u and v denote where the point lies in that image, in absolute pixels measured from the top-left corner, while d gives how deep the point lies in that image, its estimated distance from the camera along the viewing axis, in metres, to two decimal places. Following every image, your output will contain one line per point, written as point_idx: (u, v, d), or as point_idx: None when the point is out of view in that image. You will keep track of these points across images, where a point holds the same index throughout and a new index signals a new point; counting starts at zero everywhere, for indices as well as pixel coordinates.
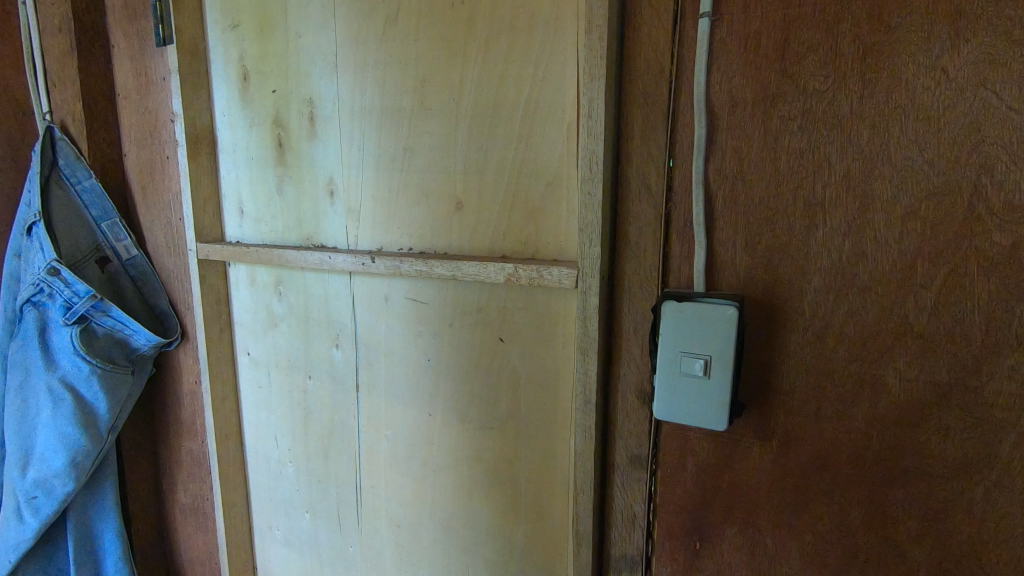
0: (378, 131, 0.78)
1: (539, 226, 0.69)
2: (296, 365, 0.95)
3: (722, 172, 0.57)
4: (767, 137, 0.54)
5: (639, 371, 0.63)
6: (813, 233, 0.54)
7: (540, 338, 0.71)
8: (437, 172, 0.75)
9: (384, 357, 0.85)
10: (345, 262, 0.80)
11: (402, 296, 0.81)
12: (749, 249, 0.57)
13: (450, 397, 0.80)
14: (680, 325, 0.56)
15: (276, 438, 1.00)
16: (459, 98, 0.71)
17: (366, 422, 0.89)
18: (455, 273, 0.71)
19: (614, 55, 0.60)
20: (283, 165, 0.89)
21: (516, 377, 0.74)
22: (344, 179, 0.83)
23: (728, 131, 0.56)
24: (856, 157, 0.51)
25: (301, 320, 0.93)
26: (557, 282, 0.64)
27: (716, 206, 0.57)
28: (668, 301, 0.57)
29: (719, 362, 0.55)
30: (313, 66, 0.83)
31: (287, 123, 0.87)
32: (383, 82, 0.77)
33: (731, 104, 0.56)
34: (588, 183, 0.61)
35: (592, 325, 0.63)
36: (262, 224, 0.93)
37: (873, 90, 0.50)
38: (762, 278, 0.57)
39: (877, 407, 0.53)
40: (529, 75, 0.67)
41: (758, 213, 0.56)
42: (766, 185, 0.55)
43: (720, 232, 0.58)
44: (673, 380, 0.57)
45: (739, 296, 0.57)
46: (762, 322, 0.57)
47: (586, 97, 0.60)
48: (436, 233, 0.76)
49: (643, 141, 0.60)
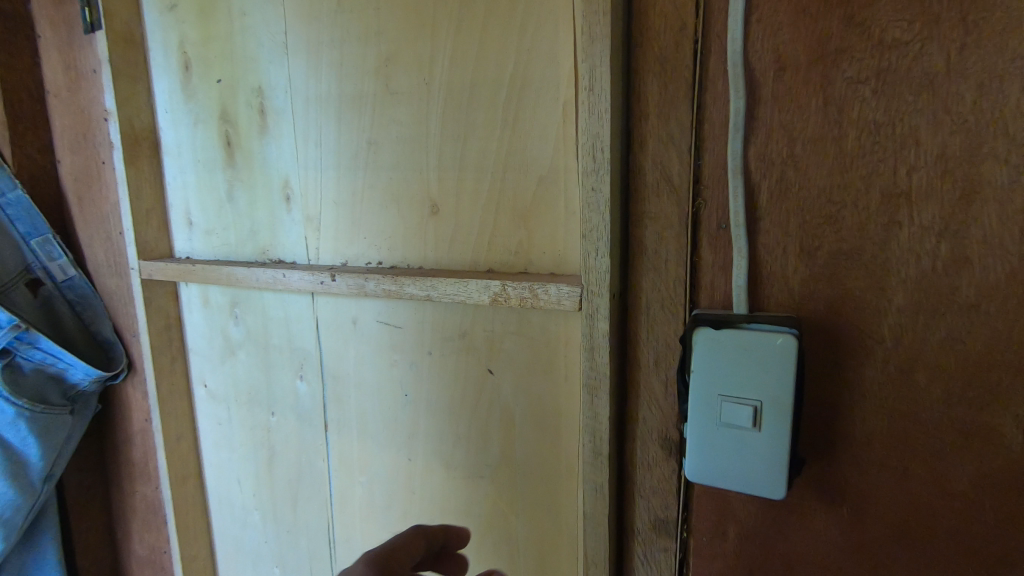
0: (336, 122, 0.65)
1: (532, 232, 0.55)
2: (257, 399, 0.82)
3: (766, 157, 0.43)
4: (828, 107, 0.41)
5: (663, 413, 0.50)
6: (894, 234, 0.40)
7: (537, 370, 0.58)
8: (407, 170, 0.61)
9: (354, 392, 0.72)
10: (302, 280, 0.66)
11: (372, 319, 0.68)
12: (806, 258, 0.43)
13: (432, 439, 0.67)
14: (718, 361, 0.42)
15: (240, 482, 0.87)
16: (430, 78, 0.58)
17: (338, 465, 0.76)
18: (429, 293, 0.57)
19: (620, 11, 0.46)
20: (233, 168, 0.76)
21: (509, 416, 0.61)
22: (300, 181, 0.70)
23: (775, 103, 0.42)
24: (956, 131, 0.38)
25: (260, 347, 0.80)
26: (556, 302, 0.51)
27: (759, 201, 0.44)
28: (700, 328, 0.43)
29: (772, 410, 0.41)
30: (260, 49, 0.70)
31: (234, 118, 0.74)
32: (340, 64, 0.63)
33: (777, 67, 0.42)
34: (591, 175, 0.47)
35: (602, 357, 0.49)
36: (213, 238, 0.80)
37: (983, 34, 0.36)
38: (824, 295, 0.43)
39: (990, 467, 0.40)
40: (513, 44, 0.53)
41: (817, 209, 0.42)
42: (827, 172, 0.42)
43: (765, 236, 0.44)
44: (712, 433, 0.43)
45: (792, 318, 0.43)
46: (825, 351, 0.43)
47: (586, 62, 0.46)
48: (409, 244, 0.63)
49: (662, 119, 0.46)
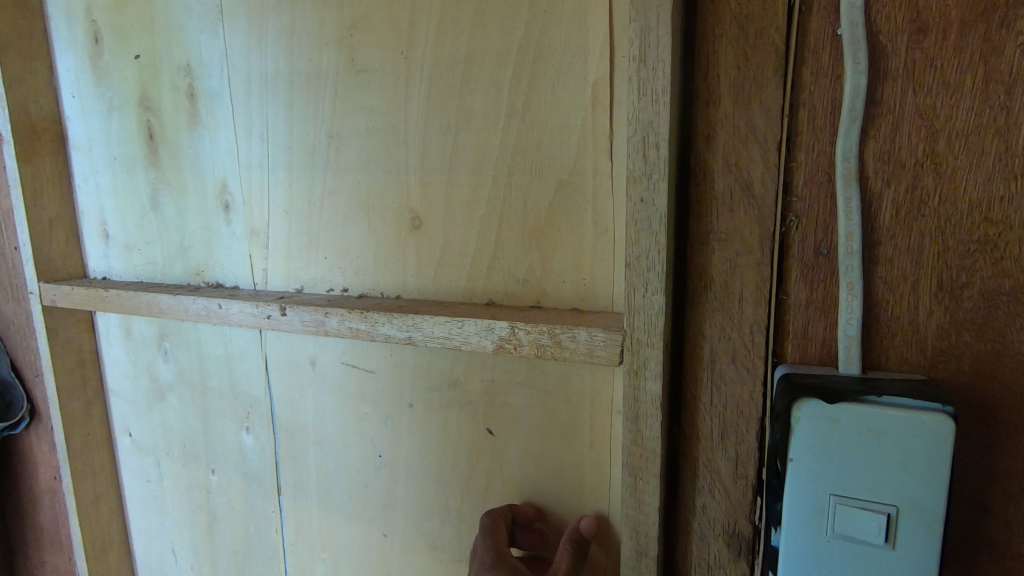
0: (286, 109, 0.50)
1: (548, 255, 0.42)
2: (193, 453, 0.66)
3: (893, 157, 0.31)
4: (990, 86, 0.29)
5: (730, 502, 0.37)
6: None
7: (553, 432, 0.45)
8: (379, 171, 0.47)
9: (313, 450, 0.57)
10: (242, 312, 0.51)
11: (336, 360, 0.53)
12: (947, 299, 0.31)
13: (414, 512, 0.53)
14: (833, 448, 0.30)
15: (174, 550, 0.72)
16: (411, 50, 0.44)
17: (294, 538, 0.61)
18: (410, 336, 0.42)
19: None
20: (157, 167, 0.60)
21: (515, 489, 0.47)
22: (241, 185, 0.54)
23: (911, 79, 0.30)
24: None
25: (195, 390, 0.64)
26: (586, 354, 0.37)
27: (880, 218, 0.31)
28: (805, 399, 0.30)
29: (915, 519, 0.29)
30: (188, 15, 0.54)
31: (157, 104, 0.59)
32: (291, 32, 0.49)
33: (915, 30, 0.29)
34: (639, 181, 0.33)
35: (651, 430, 0.36)
36: (135, 254, 0.64)
37: None
38: (971, 351, 0.31)
39: None
40: (524, 4, 0.39)
41: (967, 231, 0.30)
42: (986, 179, 0.29)
43: (887, 268, 0.32)
44: (822, 550, 0.30)
45: (926, 383, 0.31)
46: (971, 427, 0.31)
47: (636, 18, 0.32)
48: (383, 268, 0.49)
49: (739, 103, 0.33)
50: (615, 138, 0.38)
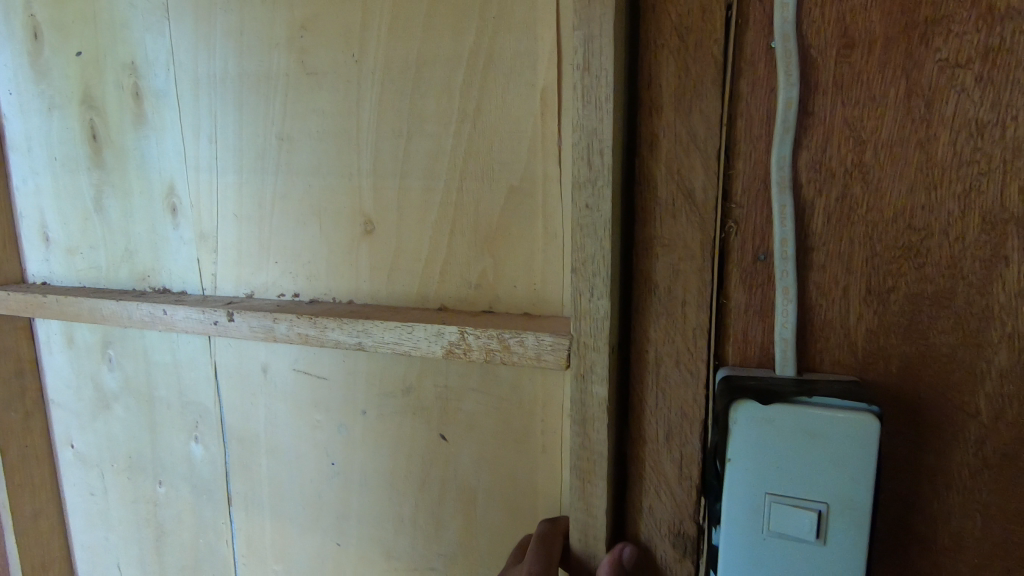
0: (235, 111, 0.49)
1: (500, 261, 0.42)
2: (140, 465, 0.64)
3: (824, 166, 0.32)
4: (912, 98, 0.30)
5: (676, 503, 0.38)
6: (999, 274, 0.30)
7: (506, 437, 0.45)
8: (330, 175, 0.46)
9: (264, 460, 0.56)
10: (188, 318, 0.50)
11: (287, 367, 0.52)
12: (875, 302, 0.32)
13: (368, 521, 0.52)
14: (769, 447, 0.30)
15: (121, 567, 0.69)
16: (360, 53, 0.43)
17: (246, 551, 0.59)
18: (360, 341, 0.42)
19: None
20: (100, 169, 0.58)
21: (469, 495, 0.47)
22: (189, 187, 0.53)
23: (840, 92, 0.31)
24: None
25: (142, 400, 0.62)
26: (535, 357, 0.37)
27: (813, 224, 0.32)
28: (742, 401, 0.31)
29: (845, 517, 0.30)
30: (133, 12, 0.53)
31: (100, 104, 0.57)
32: (239, 32, 0.48)
33: (843, 44, 0.31)
34: (586, 187, 0.33)
35: (598, 434, 0.36)
36: (77, 259, 0.62)
37: None
38: (898, 352, 0.32)
39: None
40: (473, 11, 0.39)
41: (893, 237, 0.31)
42: (909, 188, 0.31)
43: (820, 273, 0.33)
44: (759, 547, 0.31)
45: (859, 384, 0.32)
46: (900, 426, 0.32)
47: (579, 24, 0.32)
48: (335, 272, 0.48)
49: (681, 112, 0.34)
50: (564, 145, 0.38)
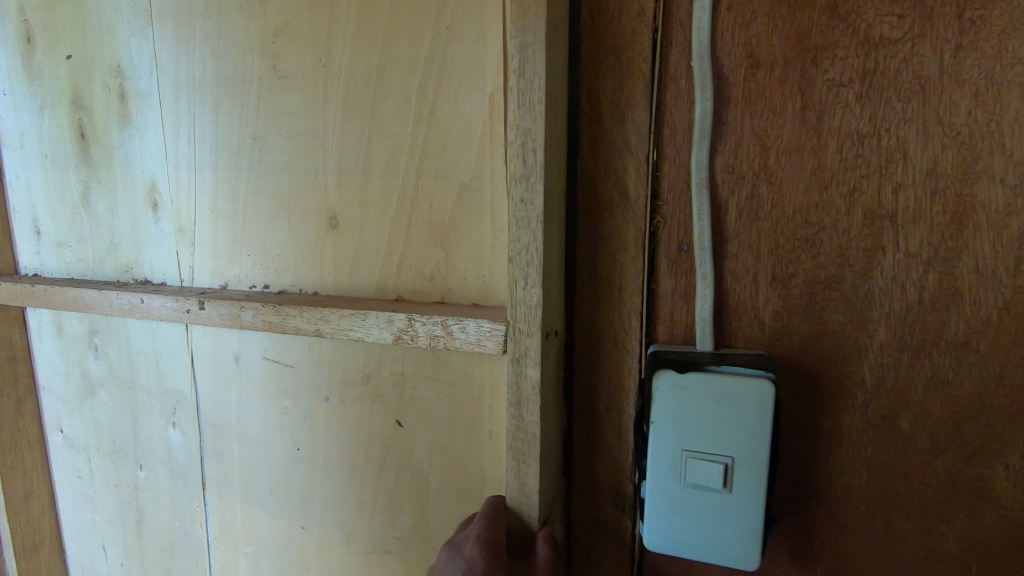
0: (214, 112, 0.53)
1: (450, 255, 0.46)
2: (123, 449, 0.68)
3: (736, 169, 0.37)
4: (807, 111, 0.35)
5: (614, 467, 0.43)
6: (878, 262, 0.35)
7: (454, 422, 0.49)
8: (300, 173, 0.50)
9: (236, 446, 0.60)
10: (164, 306, 0.54)
11: (257, 355, 0.56)
12: (779, 286, 0.37)
13: (330, 503, 0.56)
14: (685, 409, 0.35)
15: (105, 547, 0.73)
16: (328, 59, 0.48)
17: (218, 533, 0.63)
18: (319, 327, 0.46)
19: None
20: (88, 165, 0.62)
21: (422, 477, 0.52)
22: (171, 184, 0.57)
23: (748, 105, 0.36)
24: (949, 145, 0.33)
25: (125, 387, 0.66)
26: (474, 342, 0.41)
27: (727, 219, 0.38)
28: (663, 371, 0.36)
29: (747, 468, 0.35)
30: (120, 18, 0.56)
31: (89, 104, 0.60)
32: (218, 37, 0.52)
33: (750, 64, 0.36)
34: (518, 186, 0.38)
35: (531, 413, 0.40)
36: (66, 252, 0.65)
37: (978, 35, 0.32)
38: (798, 329, 0.37)
39: (982, 524, 0.35)
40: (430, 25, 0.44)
41: (793, 230, 0.36)
42: (805, 188, 0.36)
43: (734, 261, 0.38)
44: (678, 496, 0.36)
45: (766, 356, 0.37)
46: (800, 392, 0.38)
47: (516, 39, 0.36)
48: (302, 264, 0.52)
49: (617, 120, 0.39)
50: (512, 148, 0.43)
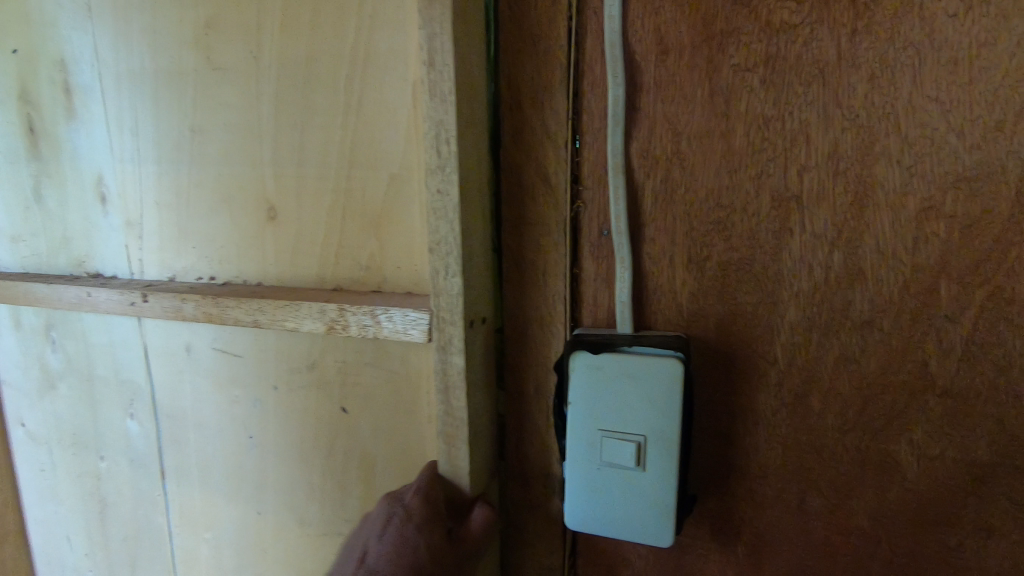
0: (152, 104, 0.53)
1: (385, 243, 0.47)
2: (83, 442, 0.68)
3: (650, 154, 0.38)
4: (715, 96, 0.36)
5: (545, 449, 0.43)
6: (786, 244, 0.36)
7: (395, 408, 0.50)
8: (238, 164, 0.51)
9: (192, 435, 0.60)
10: (109, 299, 0.54)
11: (207, 346, 0.57)
12: (694, 269, 0.38)
13: (285, 489, 0.57)
14: (599, 389, 0.36)
15: (69, 540, 0.73)
16: (259, 50, 0.48)
17: (179, 522, 0.64)
18: (256, 318, 0.47)
19: None
20: (38, 160, 0.62)
21: (369, 464, 0.52)
22: (116, 177, 0.57)
23: (659, 91, 0.37)
24: (849, 127, 0.34)
25: (82, 380, 0.66)
26: (402, 332, 0.41)
27: (643, 204, 0.38)
28: (578, 352, 0.37)
29: (657, 446, 0.36)
30: (61, 11, 0.57)
31: (36, 98, 0.60)
32: (153, 30, 0.52)
33: (660, 51, 0.36)
34: (436, 176, 0.38)
35: (457, 399, 0.40)
36: (20, 246, 0.66)
37: (872, 18, 0.32)
38: (714, 311, 0.38)
39: (888, 498, 0.36)
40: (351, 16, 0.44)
41: (705, 213, 0.37)
42: (715, 172, 0.37)
43: (651, 245, 0.39)
44: (593, 474, 0.37)
45: (682, 338, 0.38)
46: (717, 373, 0.38)
47: (424, 29, 0.36)
48: (245, 255, 0.53)
49: (537, 108, 0.40)
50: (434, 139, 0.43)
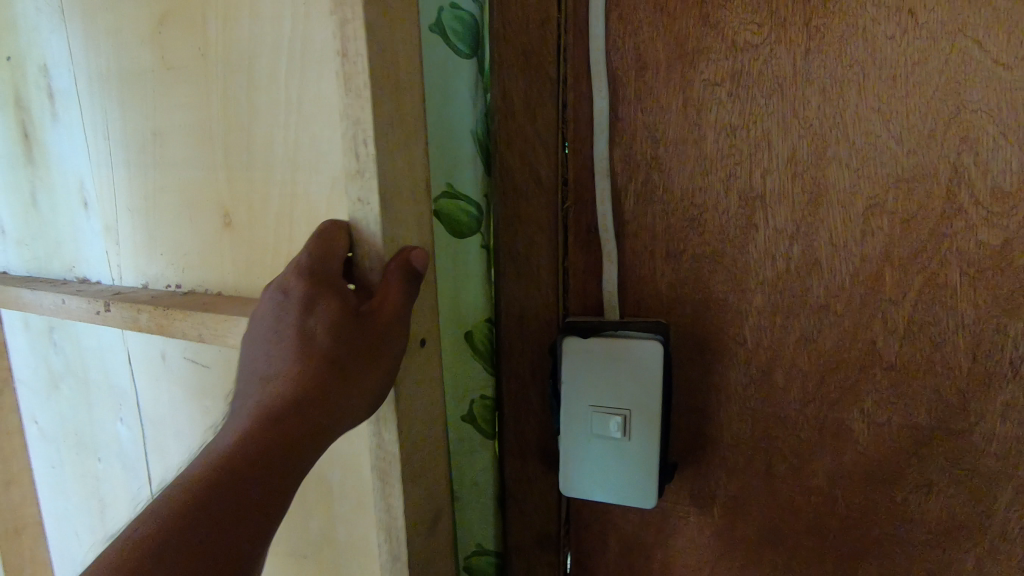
0: (121, 107, 0.55)
1: None
2: (84, 441, 0.71)
3: (632, 159, 0.42)
4: (688, 107, 0.40)
5: (540, 427, 0.48)
6: (752, 238, 0.40)
7: None
8: (196, 168, 0.51)
9: (171, 442, 0.61)
10: (81, 307, 0.56)
11: (177, 355, 0.58)
12: (672, 261, 0.42)
13: None
14: (589, 368, 0.41)
15: (78, 534, 0.76)
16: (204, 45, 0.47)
17: None
18: (201, 334, 0.47)
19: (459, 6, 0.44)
20: (33, 166, 0.65)
21: None
22: (94, 183, 0.59)
23: (639, 102, 0.41)
24: (805, 135, 0.38)
25: (80, 381, 0.69)
26: None
27: (626, 203, 0.43)
28: (570, 336, 0.41)
29: (641, 418, 0.40)
30: (41, 19, 0.59)
31: (28, 105, 0.63)
32: (119, 32, 0.53)
33: (639, 67, 0.41)
34: (354, 183, 0.34)
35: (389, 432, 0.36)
36: (23, 250, 0.69)
37: (823, 39, 0.37)
38: (690, 298, 0.43)
39: (843, 459, 0.41)
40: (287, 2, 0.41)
41: (681, 210, 0.42)
42: (690, 174, 0.41)
43: (634, 240, 0.43)
44: (585, 445, 0.42)
45: (661, 323, 0.42)
46: (693, 354, 0.43)
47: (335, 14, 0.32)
48: (207, 261, 0.53)
49: (528, 116, 0.44)
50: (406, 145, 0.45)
